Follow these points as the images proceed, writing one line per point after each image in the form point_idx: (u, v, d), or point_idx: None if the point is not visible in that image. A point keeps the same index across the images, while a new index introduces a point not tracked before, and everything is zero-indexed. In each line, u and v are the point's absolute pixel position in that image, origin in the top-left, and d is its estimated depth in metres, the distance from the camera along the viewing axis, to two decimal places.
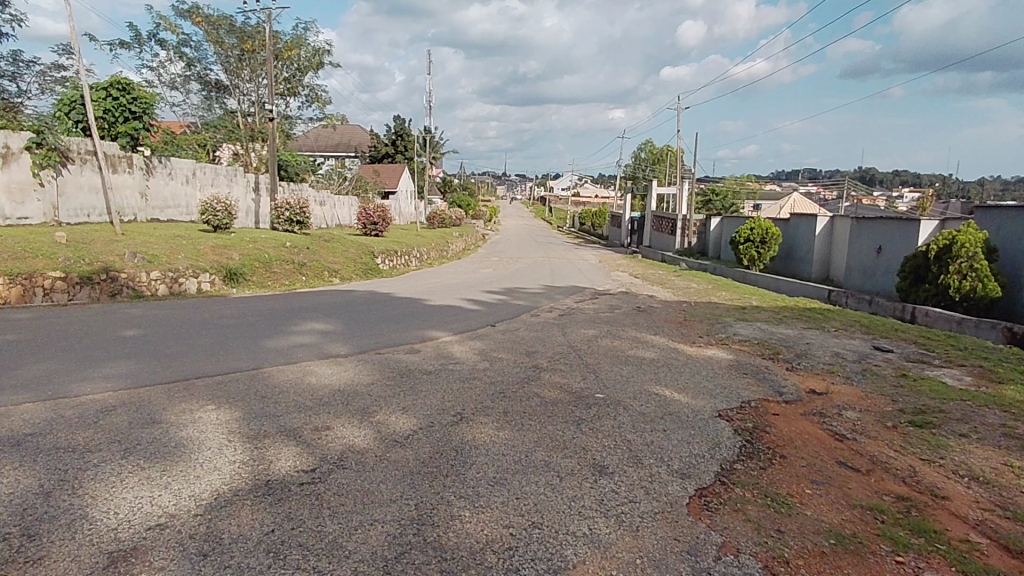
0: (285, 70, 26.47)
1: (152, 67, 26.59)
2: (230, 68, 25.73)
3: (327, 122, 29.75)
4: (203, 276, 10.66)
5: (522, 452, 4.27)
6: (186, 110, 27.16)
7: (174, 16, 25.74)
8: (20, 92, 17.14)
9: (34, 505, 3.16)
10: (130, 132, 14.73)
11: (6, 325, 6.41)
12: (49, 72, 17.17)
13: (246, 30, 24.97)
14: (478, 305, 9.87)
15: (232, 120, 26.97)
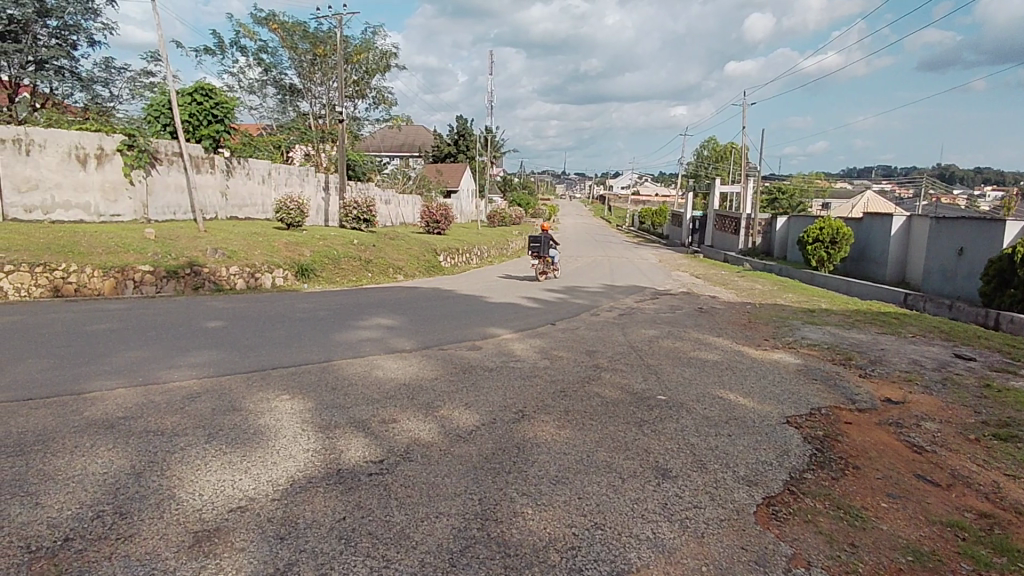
0: (354, 73, 27.33)
1: (232, 73, 28.03)
2: (303, 73, 26.78)
3: (393, 122, 30.46)
4: (278, 272, 11.09)
5: (583, 452, 4.24)
6: (262, 113, 28.48)
7: (253, 23, 27.05)
8: (114, 98, 18.48)
9: (126, 485, 3.37)
10: (212, 134, 15.53)
11: (103, 315, 6.91)
12: (139, 78, 18.39)
13: (318, 35, 25.92)
14: (540, 303, 9.88)
15: (304, 122, 28.09)
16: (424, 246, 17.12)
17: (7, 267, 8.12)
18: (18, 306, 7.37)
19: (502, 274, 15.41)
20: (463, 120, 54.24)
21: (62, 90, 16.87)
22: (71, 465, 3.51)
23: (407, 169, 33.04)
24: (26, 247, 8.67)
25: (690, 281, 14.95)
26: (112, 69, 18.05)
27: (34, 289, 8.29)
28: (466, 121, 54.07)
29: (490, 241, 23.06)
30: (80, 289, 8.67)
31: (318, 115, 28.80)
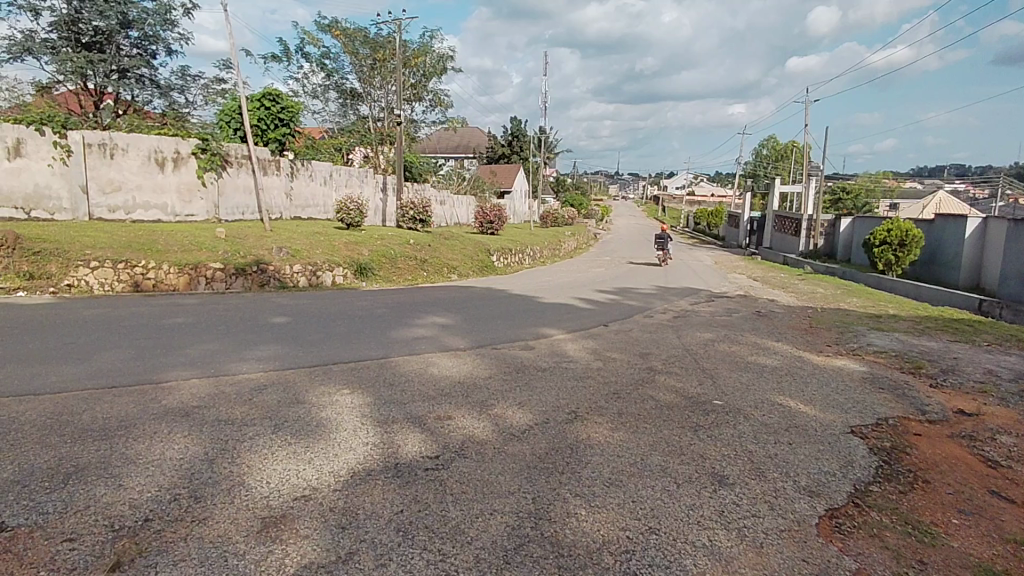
0: (412, 76, 27.89)
1: (297, 78, 29.07)
2: (363, 77, 27.50)
3: (449, 124, 30.91)
4: (338, 270, 11.44)
5: (637, 455, 4.18)
6: (324, 117, 29.41)
7: (317, 30, 27.94)
8: (189, 104, 19.48)
9: (200, 470, 3.55)
10: (278, 137, 16.14)
11: (178, 310, 7.30)
12: (212, 85, 19.32)
13: (378, 41, 26.59)
14: (593, 304, 9.82)
15: (364, 125, 28.89)
16: (477, 246, 17.30)
17: (93, 264, 8.72)
18: (103, 300, 7.88)
19: (556, 275, 15.38)
20: (517, 121, 54.52)
21: (143, 97, 17.88)
22: (151, 450, 3.72)
23: (462, 170, 33.46)
24: (110, 245, 9.27)
25: (748, 284, 14.53)
26: (188, 76, 19.02)
27: (116, 285, 8.85)
28: (520, 122, 54.33)
29: (543, 242, 23.08)
30: (158, 284, 9.20)
31: (377, 118, 29.51)
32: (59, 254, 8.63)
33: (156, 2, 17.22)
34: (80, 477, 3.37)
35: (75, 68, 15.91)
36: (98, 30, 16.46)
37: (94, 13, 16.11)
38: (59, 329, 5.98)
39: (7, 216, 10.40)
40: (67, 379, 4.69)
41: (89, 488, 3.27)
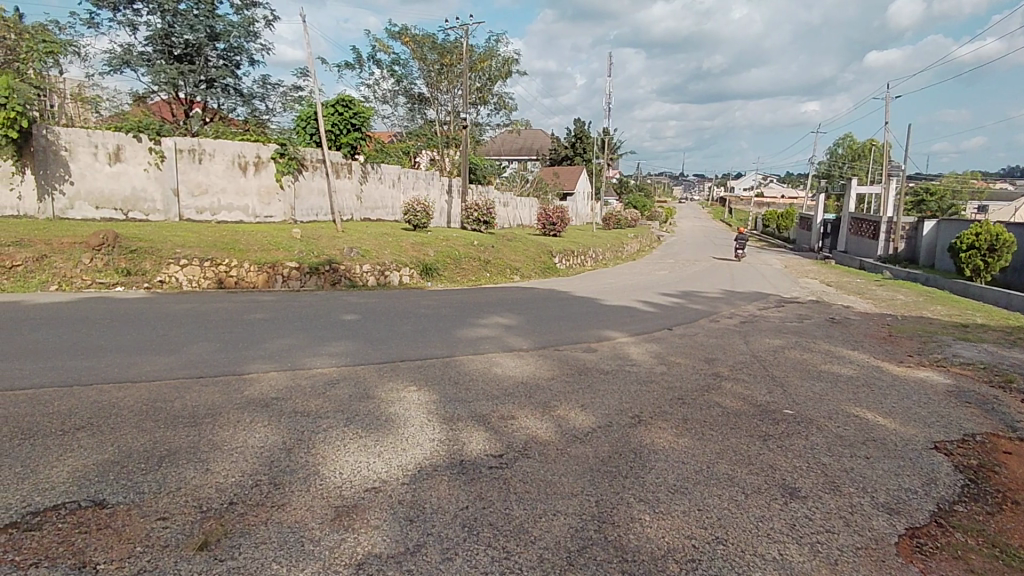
0: (478, 80, 28.27)
1: (368, 84, 30.07)
2: (430, 82, 28.08)
3: (513, 127, 31.12)
4: (404, 270, 11.73)
5: (702, 462, 4.09)
6: (393, 121, 30.24)
7: (387, 38, 28.73)
8: (269, 111, 20.48)
9: (279, 458, 3.74)
10: (351, 142, 16.69)
11: (259, 306, 7.68)
12: (290, 92, 20.24)
13: (446, 46, 27.10)
14: (657, 308, 9.65)
15: (431, 129, 29.57)
16: (540, 248, 17.33)
17: (182, 262, 9.33)
18: (191, 296, 8.39)
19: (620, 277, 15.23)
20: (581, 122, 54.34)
21: (227, 106, 18.95)
22: (235, 438, 3.94)
23: (525, 172, 33.65)
24: (198, 244, 9.87)
25: (821, 289, 13.89)
26: (268, 85, 19.96)
27: (203, 281, 9.42)
28: (583, 124, 54.14)
29: (606, 244, 22.87)
30: (240, 281, 9.71)
31: (443, 122, 30.06)
32: (152, 252, 9.27)
33: (241, 16, 18.17)
34: (172, 459, 3.61)
35: (167, 79, 17.06)
36: (189, 43, 17.54)
37: (185, 28, 17.17)
38: (156, 323, 6.41)
39: (108, 216, 11.50)
40: (161, 368, 5.03)
41: (179, 471, 3.50)
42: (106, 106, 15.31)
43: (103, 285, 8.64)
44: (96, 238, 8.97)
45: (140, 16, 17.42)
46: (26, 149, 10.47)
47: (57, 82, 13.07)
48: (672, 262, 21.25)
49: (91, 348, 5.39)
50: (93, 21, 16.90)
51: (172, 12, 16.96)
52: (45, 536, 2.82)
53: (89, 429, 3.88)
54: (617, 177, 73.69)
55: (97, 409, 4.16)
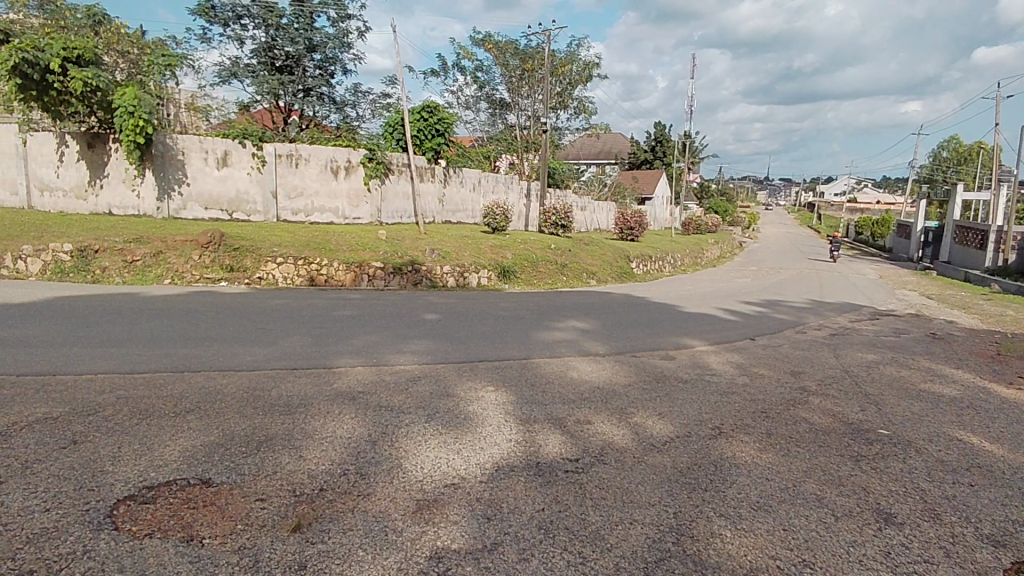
0: (558, 85, 28.34)
1: (452, 91, 30.87)
2: (511, 87, 28.43)
3: (592, 131, 30.94)
4: (483, 272, 11.90)
5: (788, 480, 3.90)
6: (475, 127, 30.86)
7: (471, 45, 29.35)
8: (359, 117, 21.42)
9: (365, 449, 3.91)
10: (434, 147, 17.01)
11: (348, 303, 8.06)
12: (379, 100, 21.08)
13: (528, 52, 27.35)
14: (740, 317, 9.32)
15: (512, 134, 29.95)
16: (617, 252, 17.16)
17: (279, 260, 9.92)
18: (286, 292, 8.93)
19: (701, 284, 14.80)
20: (661, 126, 53.41)
21: (322, 113, 19.98)
22: (325, 428, 4.15)
23: (603, 176, 33.43)
24: (293, 244, 10.45)
25: (921, 302, 12.93)
26: (360, 93, 20.86)
27: (297, 278, 9.97)
28: (663, 127, 53.16)
29: (685, 249, 22.32)
30: (329, 280, 10.18)
31: (524, 126, 30.33)
32: (252, 250, 9.91)
33: (336, 28, 19.13)
34: (269, 445, 3.85)
35: (268, 88, 18.22)
36: (289, 55, 18.66)
37: (286, 40, 18.28)
38: (257, 316, 6.86)
39: (215, 216, 12.52)
40: (260, 359, 5.37)
41: (275, 456, 3.73)
42: (216, 114, 16.52)
43: (209, 280, 9.35)
44: (204, 237, 9.71)
45: (246, 30, 18.68)
46: (147, 154, 11.77)
47: (174, 93, 14.29)
48: (755, 270, 20.44)
49: (200, 338, 5.84)
50: (206, 36, 18.27)
51: (275, 26, 18.10)
52: (158, 509, 3.08)
53: (197, 413, 4.20)
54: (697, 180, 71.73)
55: (205, 394, 4.49)
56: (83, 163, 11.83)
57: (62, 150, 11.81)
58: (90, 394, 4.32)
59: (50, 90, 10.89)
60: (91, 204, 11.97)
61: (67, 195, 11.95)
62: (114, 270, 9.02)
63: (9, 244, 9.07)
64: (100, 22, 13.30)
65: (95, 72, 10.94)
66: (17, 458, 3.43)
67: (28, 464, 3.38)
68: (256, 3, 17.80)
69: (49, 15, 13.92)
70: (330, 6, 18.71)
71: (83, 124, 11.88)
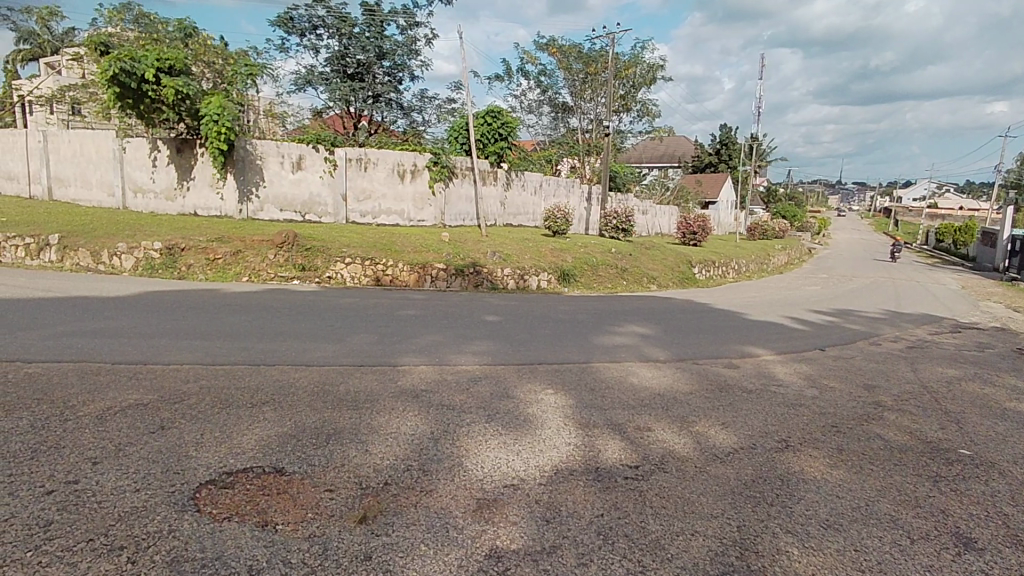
0: (622, 87, 28.08)
1: (515, 95, 31.16)
2: (574, 91, 28.41)
3: (656, 134, 30.49)
4: (543, 275, 11.96)
5: (860, 499, 3.72)
6: (537, 131, 31.03)
7: (535, 49, 29.53)
8: (425, 122, 21.94)
9: (427, 447, 4.00)
10: (498, 151, 17.11)
11: (413, 303, 8.29)
12: (444, 105, 21.51)
13: (591, 55, 27.26)
14: (809, 326, 8.95)
15: (573, 137, 29.94)
16: (678, 257, 16.84)
17: (347, 260, 10.28)
18: (355, 291, 9.26)
19: (768, 291, 14.32)
20: (726, 128, 51.98)
21: (389, 119, 20.58)
22: (390, 424, 4.28)
23: (666, 180, 32.78)
24: (360, 245, 10.81)
25: (1011, 316, 12.05)
26: (426, 99, 21.34)
27: (363, 278, 10.31)
28: (729, 128, 51.72)
29: (751, 255, 21.65)
30: (394, 280, 10.47)
31: (586, 130, 30.23)
32: (323, 250, 10.33)
33: (405, 35, 19.66)
34: (338, 438, 4.01)
35: (339, 95, 18.93)
36: (360, 63, 19.31)
37: (358, 49, 18.94)
38: (328, 314, 7.15)
39: (289, 217, 13.13)
40: (330, 355, 5.60)
41: (343, 449, 3.88)
42: (291, 120, 17.30)
43: (282, 278, 9.79)
44: (279, 237, 10.19)
45: (321, 40, 19.47)
46: (229, 158, 12.46)
47: (254, 100, 15.07)
48: (825, 277, 19.60)
49: (274, 333, 6.15)
50: (284, 46, 19.16)
51: (348, 35, 18.79)
52: (236, 494, 3.26)
53: (272, 404, 4.41)
54: (763, 184, 69.27)
55: (279, 387, 4.73)
56: (173, 167, 12.64)
57: (155, 154, 12.61)
58: (177, 383, 4.63)
59: (145, 98, 11.68)
60: (178, 205, 12.79)
61: (157, 197, 12.82)
62: (197, 268, 9.61)
63: (105, 242, 9.82)
64: (190, 34, 14.17)
65: (185, 81, 11.70)
66: (111, 440, 3.70)
67: (121, 446, 3.65)
68: (330, 13, 18.54)
69: (143, 28, 14.97)
70: (400, 15, 19.26)
71: (172, 130, 12.70)
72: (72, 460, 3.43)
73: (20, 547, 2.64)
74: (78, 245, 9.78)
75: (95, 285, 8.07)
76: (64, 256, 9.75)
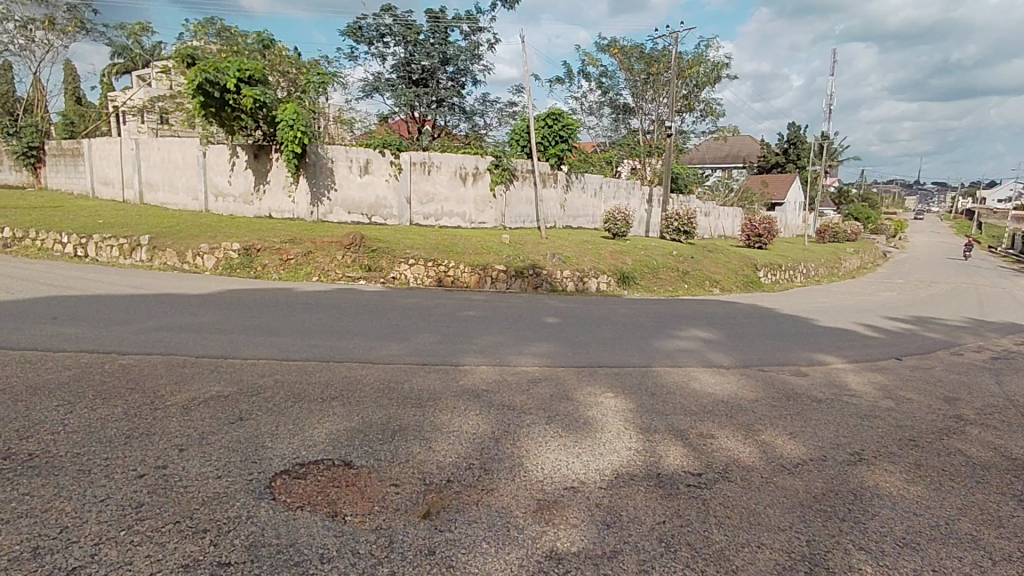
0: (685, 87, 27.54)
1: (576, 97, 31.06)
2: (636, 92, 28.06)
3: (720, 134, 29.69)
4: (602, 277, 11.85)
5: (939, 517, 3.52)
6: (598, 132, 30.82)
7: (596, 51, 29.35)
8: (487, 125, 22.19)
9: (488, 446, 4.06)
10: (558, 153, 17.09)
11: (473, 304, 8.42)
12: (506, 108, 21.68)
13: (653, 55, 26.85)
14: (884, 333, 8.51)
15: (634, 138, 29.56)
16: (743, 260, 16.35)
17: (411, 261, 10.55)
18: (419, 292, 9.47)
19: (841, 297, 13.70)
20: (794, 126, 50.04)
21: (452, 123, 20.92)
22: (453, 423, 4.37)
23: (730, 180, 31.84)
24: (423, 246, 11.06)
25: None
26: (487, 102, 21.56)
27: (426, 279, 10.54)
28: (797, 127, 49.78)
29: (820, 259, 20.76)
30: (455, 281, 10.65)
31: (647, 130, 29.81)
32: (387, 252, 10.63)
33: (468, 41, 19.94)
34: (403, 434, 4.13)
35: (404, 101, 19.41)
36: (424, 69, 19.73)
37: (422, 55, 19.36)
38: (395, 313, 7.37)
39: (356, 220, 13.58)
40: (396, 353, 5.77)
41: (408, 445, 3.99)
42: (358, 125, 17.88)
43: (350, 279, 10.13)
44: (347, 238, 10.57)
45: (388, 48, 20.01)
46: (301, 163, 13.00)
47: (325, 107, 15.68)
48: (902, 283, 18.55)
49: (343, 331, 6.38)
50: (353, 54, 19.83)
51: (413, 42, 19.24)
52: (308, 485, 3.42)
53: (341, 400, 4.59)
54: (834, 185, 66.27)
55: (347, 383, 4.91)
56: (250, 172, 13.33)
57: (234, 160, 13.31)
58: (254, 376, 4.89)
59: (226, 107, 12.31)
60: (255, 208, 13.46)
61: (236, 200, 13.55)
62: (272, 267, 10.10)
63: (188, 244, 10.45)
64: (267, 45, 14.90)
65: (263, 91, 12.31)
66: (195, 429, 3.95)
67: (204, 435, 3.89)
68: (397, 22, 19.03)
69: (224, 41, 15.71)
70: (464, 21, 19.54)
71: (250, 138, 13.37)
72: (162, 446, 3.69)
73: (116, 526, 2.86)
74: (165, 246, 10.46)
75: (180, 282, 8.63)
76: (153, 255, 10.45)
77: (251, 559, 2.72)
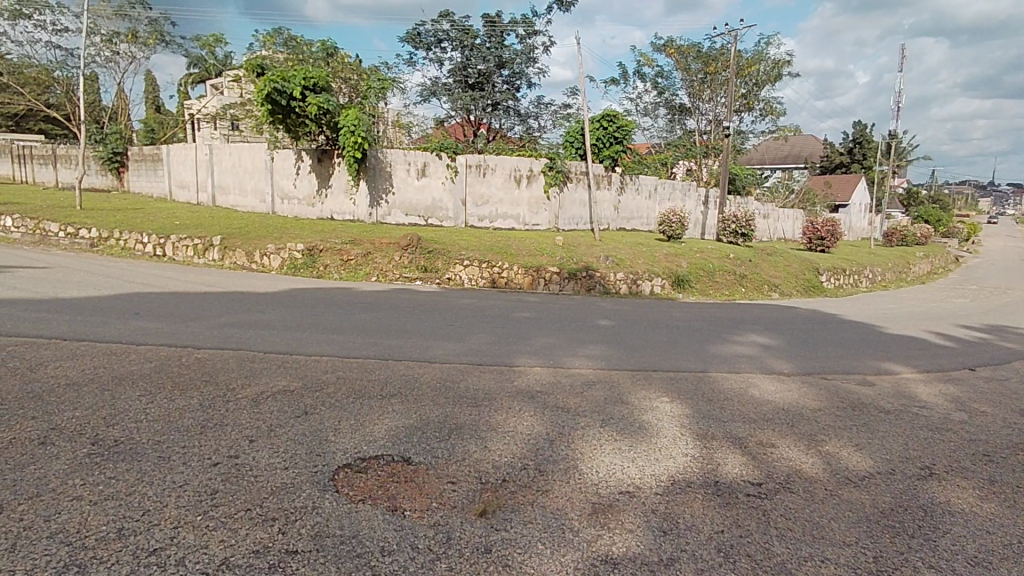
0: (744, 86, 26.88)
1: (631, 97, 30.74)
2: (692, 91, 27.55)
3: (780, 133, 28.82)
4: (656, 280, 11.67)
5: (1014, 536, 3.34)
6: (653, 134, 30.42)
7: (652, 51, 28.97)
8: (541, 127, 22.24)
9: (543, 447, 4.10)
10: (613, 154, 16.81)
11: (527, 305, 8.48)
12: (560, 110, 21.67)
13: (711, 54, 26.30)
14: (957, 343, 8.08)
15: (690, 139, 29.02)
16: (804, 264, 15.82)
17: (466, 262, 10.71)
18: (475, 292, 9.62)
19: (911, 303, 13.08)
20: (860, 125, 48.07)
21: (507, 125, 21.06)
22: (509, 423, 4.43)
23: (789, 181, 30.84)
24: (478, 248, 11.20)
25: None
26: (541, 105, 21.60)
27: (480, 280, 10.68)
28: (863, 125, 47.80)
29: (888, 264, 19.86)
30: (510, 282, 10.74)
31: (704, 131, 29.23)
32: (442, 253, 10.81)
33: (523, 44, 20.04)
34: (460, 433, 4.21)
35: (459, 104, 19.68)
36: (480, 73, 19.93)
37: (478, 59, 19.57)
38: (454, 314, 7.53)
39: (412, 221, 13.87)
40: (452, 353, 5.88)
41: (465, 444, 4.07)
42: (416, 129, 18.25)
43: (407, 279, 10.36)
44: (404, 240, 10.83)
45: (445, 53, 20.32)
46: (360, 166, 13.38)
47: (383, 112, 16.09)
48: (978, 289, 17.54)
49: (401, 330, 6.55)
50: (411, 60, 20.24)
51: (469, 46, 19.48)
52: (369, 479, 3.54)
53: (399, 397, 4.72)
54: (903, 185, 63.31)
55: (405, 381, 5.05)
56: (313, 175, 13.85)
57: (299, 164, 13.87)
58: (317, 372, 5.09)
59: (292, 113, 12.77)
60: (318, 210, 13.98)
61: (300, 202, 14.09)
62: (333, 267, 10.45)
63: (256, 244, 10.92)
64: (331, 53, 15.41)
65: (326, 97, 12.72)
66: (264, 421, 4.14)
67: (273, 427, 4.07)
68: (453, 27, 19.32)
69: (291, 51, 16.30)
70: (519, 24, 19.64)
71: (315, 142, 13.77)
72: (234, 437, 3.89)
73: (193, 511, 3.03)
74: (235, 246, 10.98)
75: (249, 281, 9.08)
76: (224, 254, 11.00)
77: (317, 548, 2.84)
